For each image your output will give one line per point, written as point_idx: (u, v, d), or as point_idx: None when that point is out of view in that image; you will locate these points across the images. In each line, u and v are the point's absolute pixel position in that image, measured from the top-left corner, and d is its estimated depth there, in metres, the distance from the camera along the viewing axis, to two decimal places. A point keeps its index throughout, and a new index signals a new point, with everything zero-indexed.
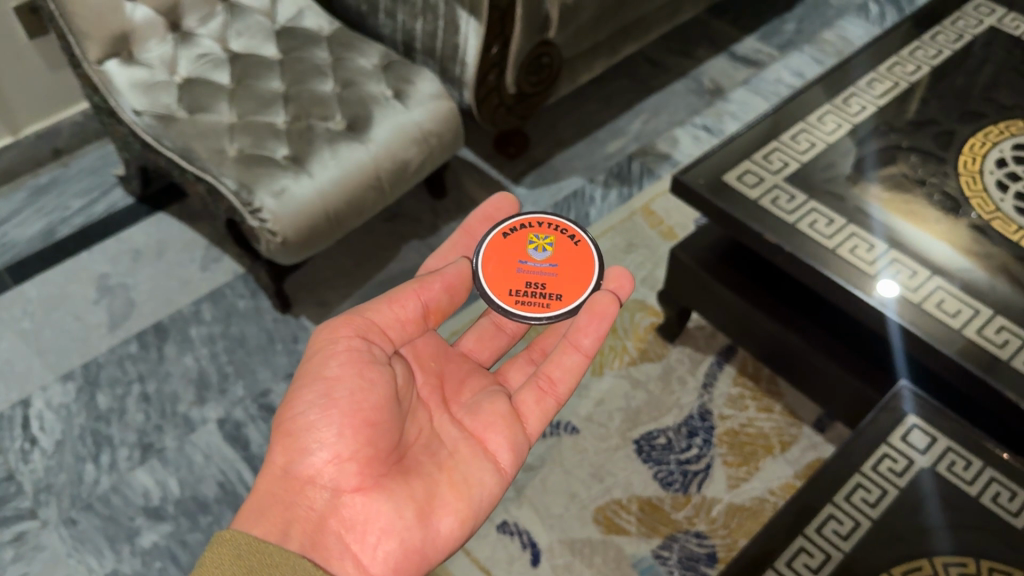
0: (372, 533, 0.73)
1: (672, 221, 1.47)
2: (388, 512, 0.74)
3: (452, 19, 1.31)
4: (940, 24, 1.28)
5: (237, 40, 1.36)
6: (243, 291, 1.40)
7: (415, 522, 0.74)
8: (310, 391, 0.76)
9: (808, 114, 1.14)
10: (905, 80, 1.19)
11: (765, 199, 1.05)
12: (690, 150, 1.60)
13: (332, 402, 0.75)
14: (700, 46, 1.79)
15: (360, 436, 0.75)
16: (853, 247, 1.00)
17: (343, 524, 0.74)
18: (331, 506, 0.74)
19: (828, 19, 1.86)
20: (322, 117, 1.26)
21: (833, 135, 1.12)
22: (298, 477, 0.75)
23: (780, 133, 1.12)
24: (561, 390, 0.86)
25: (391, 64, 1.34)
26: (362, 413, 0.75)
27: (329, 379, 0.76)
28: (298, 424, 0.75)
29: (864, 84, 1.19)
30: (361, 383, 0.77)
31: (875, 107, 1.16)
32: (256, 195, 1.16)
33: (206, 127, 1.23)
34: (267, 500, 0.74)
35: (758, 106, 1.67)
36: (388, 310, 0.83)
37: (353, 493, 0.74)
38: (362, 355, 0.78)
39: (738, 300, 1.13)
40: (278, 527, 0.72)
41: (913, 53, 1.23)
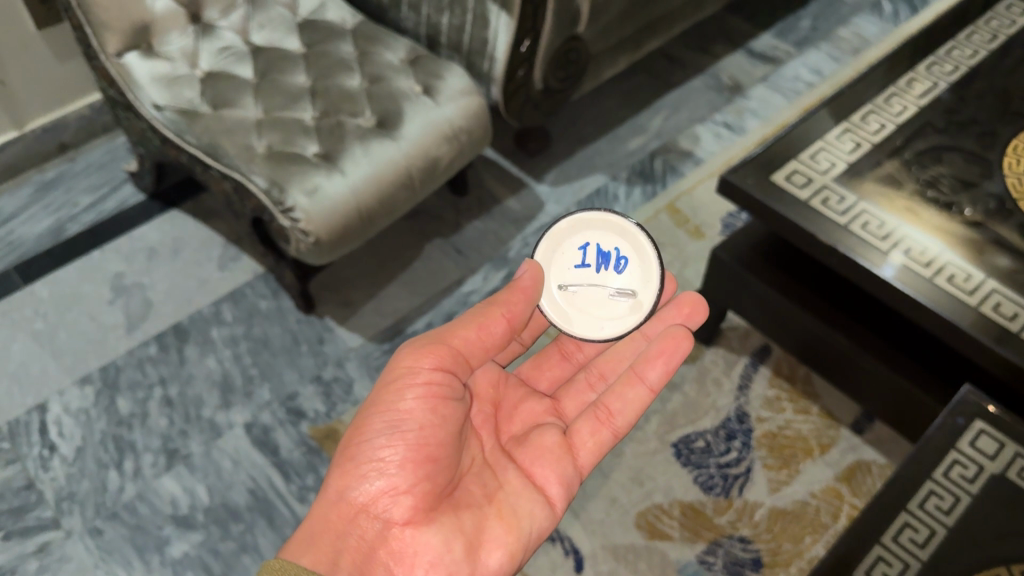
0: (420, 566, 0.72)
1: (698, 219, 1.46)
2: (437, 546, 0.72)
3: (481, 13, 1.28)
4: (974, 23, 1.27)
5: (259, 32, 1.32)
6: (264, 291, 1.36)
7: (462, 557, 0.73)
8: (379, 419, 0.74)
9: (850, 114, 1.13)
10: (944, 80, 1.18)
11: (816, 200, 1.03)
12: (713, 148, 1.58)
13: (398, 434, 0.74)
14: (717, 42, 1.77)
15: (420, 469, 0.74)
16: (906, 249, 0.99)
17: (393, 556, 0.72)
18: (381, 537, 0.73)
19: (842, 16, 1.84)
20: (351, 113, 1.23)
21: (877, 135, 1.11)
22: (350, 505, 0.73)
23: (824, 133, 1.11)
24: (619, 422, 0.84)
25: (418, 58, 1.31)
26: (425, 448, 0.74)
27: (401, 411, 0.74)
28: (362, 450, 0.74)
29: (904, 83, 1.17)
30: (433, 418, 0.75)
31: (916, 107, 1.14)
32: (288, 193, 1.13)
33: (233, 124, 1.20)
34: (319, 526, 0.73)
35: (778, 104, 1.66)
36: (475, 335, 0.79)
37: (403, 526, 0.73)
38: (441, 388, 0.76)
39: (783, 300, 1.11)
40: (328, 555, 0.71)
41: (949, 53, 1.22)
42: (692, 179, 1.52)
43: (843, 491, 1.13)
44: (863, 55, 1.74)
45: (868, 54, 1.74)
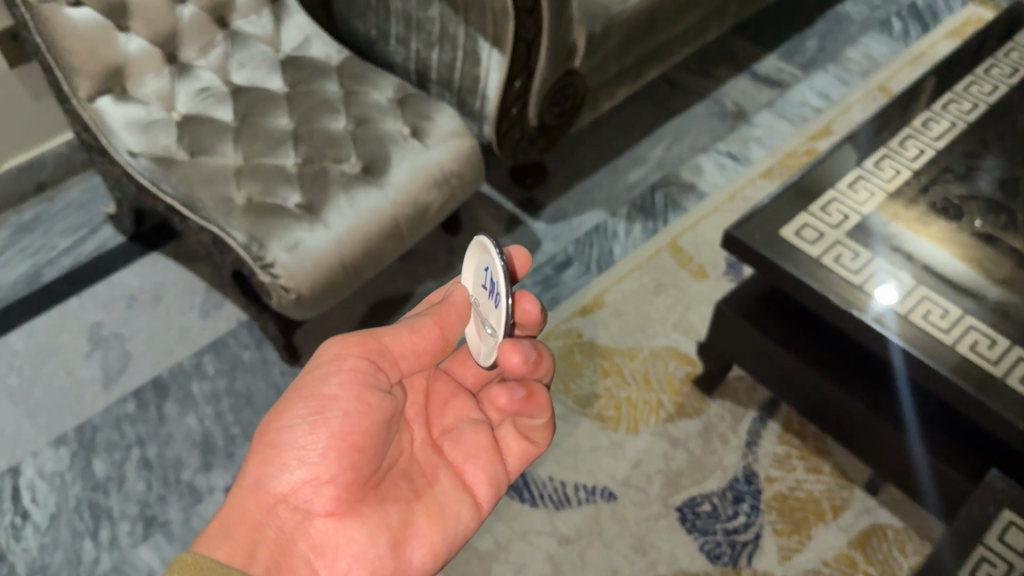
0: (342, 561, 0.67)
1: (702, 258, 1.39)
2: (361, 541, 0.68)
3: (473, 50, 1.22)
4: (994, 55, 1.20)
5: (239, 72, 1.26)
6: (247, 340, 1.30)
7: (387, 553, 0.69)
8: (301, 404, 0.69)
9: (863, 159, 1.06)
10: (963, 119, 1.11)
11: (828, 256, 0.96)
12: (716, 180, 1.51)
13: (321, 422, 0.68)
14: (720, 65, 1.71)
15: (345, 458, 0.68)
16: (926, 312, 0.92)
17: (313, 550, 0.67)
18: (300, 529, 0.68)
19: (851, 35, 1.77)
20: (335, 159, 1.17)
21: (893, 183, 1.04)
22: (269, 495, 0.68)
23: (836, 181, 1.04)
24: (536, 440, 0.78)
25: (407, 97, 1.24)
26: (351, 438, 0.68)
27: (325, 398, 0.69)
28: (282, 437, 0.68)
29: (920, 123, 1.10)
30: (359, 406, 0.69)
31: (934, 151, 1.08)
32: (268, 248, 1.07)
33: (211, 172, 1.14)
34: (234, 519, 0.67)
35: (784, 131, 1.59)
36: (406, 338, 0.75)
37: (325, 518, 0.68)
38: (367, 377, 0.71)
39: (795, 362, 1.04)
40: (243, 551, 0.65)
41: (968, 88, 1.15)
42: (695, 214, 1.46)
43: (857, 559, 1.07)
44: (873, 78, 1.67)
45: (878, 77, 1.67)
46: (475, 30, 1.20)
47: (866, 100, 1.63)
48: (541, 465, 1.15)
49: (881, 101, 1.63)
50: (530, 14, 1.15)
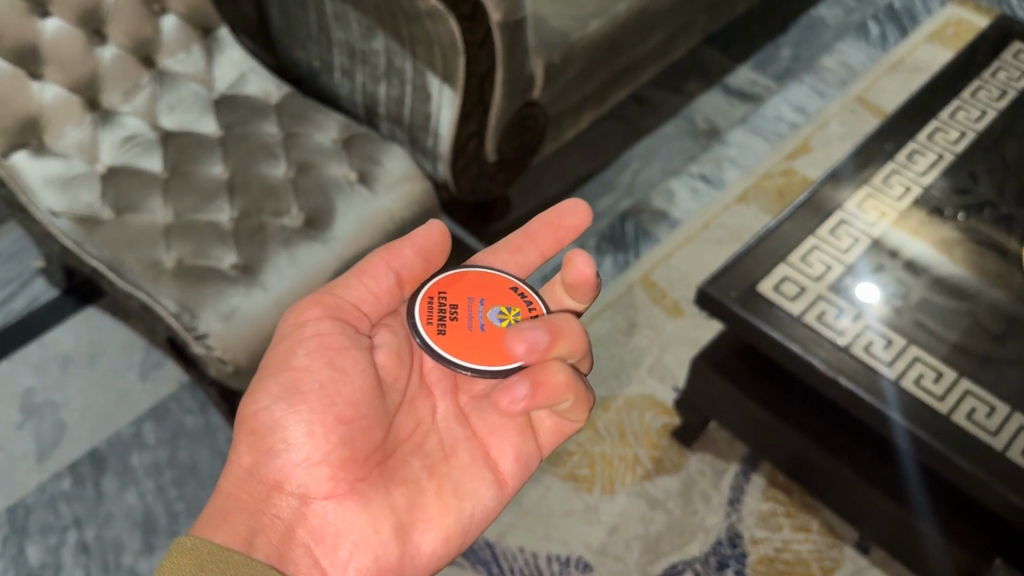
0: (343, 548, 0.67)
1: (676, 293, 1.31)
2: (361, 525, 0.67)
3: (421, 85, 1.13)
4: (980, 76, 1.12)
5: (169, 115, 1.16)
6: (191, 404, 1.21)
7: (393, 538, 0.68)
8: (276, 384, 0.70)
9: (846, 199, 0.98)
10: (950, 151, 1.04)
11: (810, 314, 0.89)
12: (689, 207, 1.43)
13: (301, 396, 0.68)
14: (689, 79, 1.62)
15: (332, 433, 0.68)
16: (918, 376, 0.84)
17: (313, 536, 0.67)
18: (299, 515, 0.68)
19: (826, 43, 1.69)
20: (275, 212, 1.08)
21: (876, 227, 0.97)
22: (263, 482, 0.69)
23: (817, 226, 0.96)
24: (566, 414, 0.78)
25: (353, 138, 1.15)
26: (334, 410, 0.68)
27: (299, 371, 0.69)
28: (265, 420, 0.69)
29: (904, 156, 1.03)
30: (342, 375, 0.70)
31: (920, 188, 1.01)
32: (201, 318, 0.98)
33: (139, 232, 1.04)
34: (231, 504, 0.68)
35: (759, 150, 1.51)
36: (358, 284, 0.78)
37: (324, 501, 0.67)
38: (340, 341, 0.71)
39: (771, 419, 0.98)
40: (240, 535, 0.66)
41: (954, 115, 1.07)
42: (668, 244, 1.37)
43: None
44: (850, 89, 1.59)
45: (855, 88, 1.59)
46: (424, 64, 1.10)
47: (844, 114, 1.55)
48: (511, 534, 1.06)
49: (859, 114, 1.55)
50: (481, 47, 1.06)
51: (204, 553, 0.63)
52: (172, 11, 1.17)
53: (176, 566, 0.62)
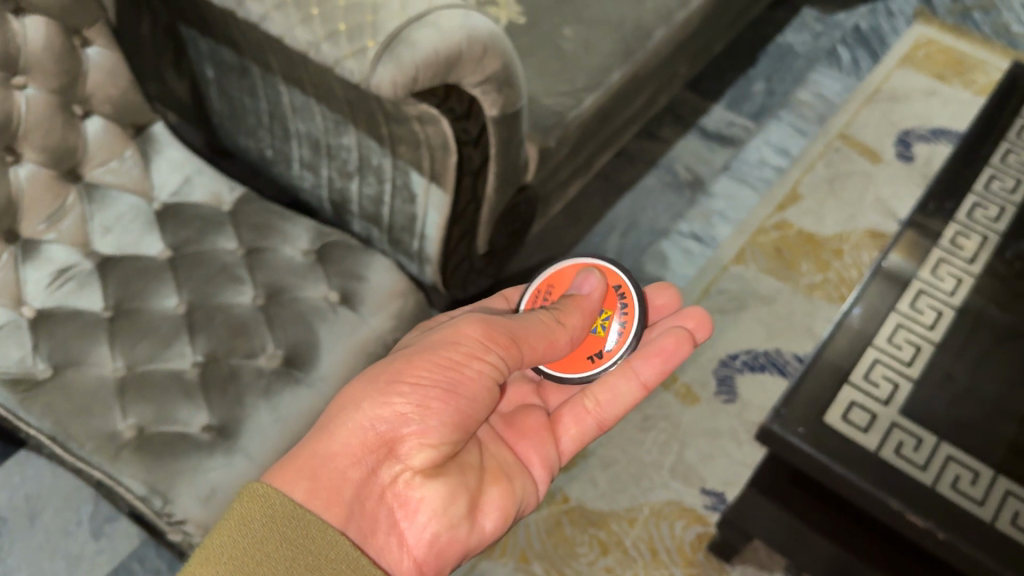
0: (423, 514, 0.70)
1: (688, 376, 1.21)
2: (444, 505, 0.70)
3: (404, 185, 0.99)
4: (1006, 137, 1.06)
5: (105, 236, 0.99)
6: (158, 562, 1.05)
7: (462, 519, 0.72)
8: (438, 371, 0.69)
9: (900, 299, 0.89)
10: (993, 231, 0.97)
11: (887, 447, 0.79)
12: (685, 271, 1.33)
13: (453, 394, 0.69)
14: (663, 123, 1.51)
15: (455, 433, 0.70)
16: (1016, 516, 0.76)
17: (396, 498, 0.69)
18: (391, 478, 0.69)
19: (799, 73, 1.59)
20: (248, 352, 0.91)
21: (936, 330, 0.88)
22: (374, 440, 0.69)
23: (874, 334, 0.86)
24: (605, 413, 0.86)
25: (327, 249, 1.00)
26: (468, 416, 0.71)
27: (464, 375, 0.69)
28: (406, 392, 0.68)
29: (949, 241, 0.95)
30: (484, 394, 0.71)
31: (970, 279, 0.93)
32: (176, 502, 0.81)
33: (86, 394, 0.87)
34: (336, 452, 0.68)
35: (747, 200, 1.41)
36: (545, 335, 0.74)
37: (419, 475, 0.70)
38: (501, 365, 0.72)
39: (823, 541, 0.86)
40: (332, 488, 0.66)
41: (990, 185, 1.00)
42: None
43: None
44: (830, 125, 1.51)
45: (836, 123, 1.51)
46: (407, 162, 0.95)
47: (829, 153, 1.47)
48: None
49: (844, 153, 1.47)
50: (475, 145, 0.93)
51: (277, 505, 0.61)
52: (96, 111, 0.98)
53: (250, 511, 0.61)
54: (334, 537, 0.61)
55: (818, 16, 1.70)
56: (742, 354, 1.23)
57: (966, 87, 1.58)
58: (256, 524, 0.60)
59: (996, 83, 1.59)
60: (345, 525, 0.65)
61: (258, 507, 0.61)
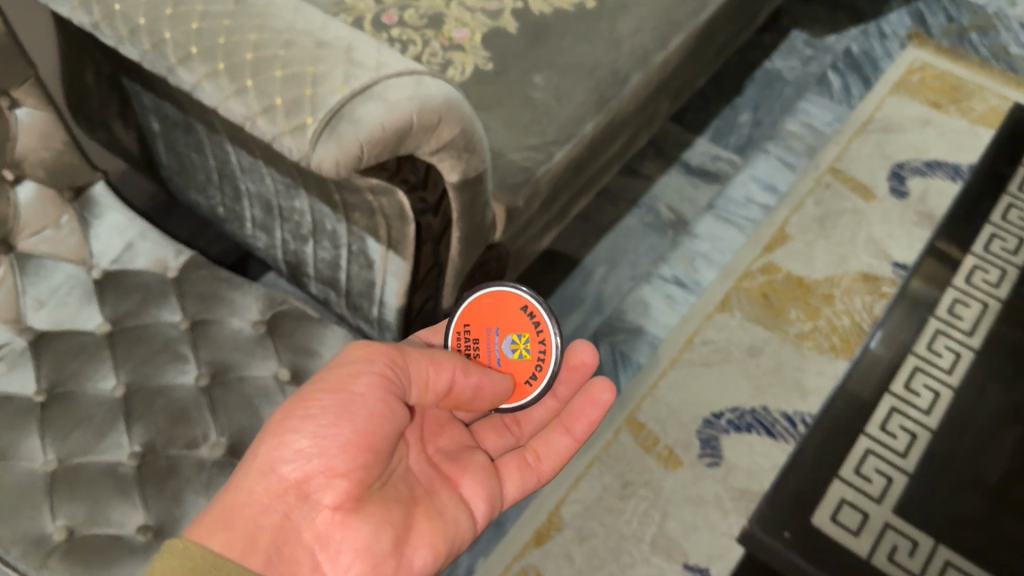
0: (345, 554, 0.61)
1: (670, 437, 1.14)
2: (367, 539, 0.61)
3: (359, 251, 0.92)
4: (980, 243, 1.26)
5: (39, 310, 0.91)
6: None
7: (390, 556, 0.63)
8: (325, 397, 0.62)
9: (868, 420, 1.08)
10: (969, 345, 1.15)
11: (882, 553, 1.00)
12: (668, 319, 1.26)
13: (346, 416, 0.61)
14: (645, 158, 1.44)
15: (362, 454, 0.62)
16: None
17: (317, 540, 0.61)
18: (306, 519, 0.61)
19: (788, 102, 1.52)
20: (189, 441, 0.85)
21: (909, 456, 1.06)
22: (278, 482, 0.60)
23: (841, 465, 1.05)
24: (542, 467, 0.80)
25: (277, 319, 0.94)
26: (370, 437, 0.62)
27: (352, 394, 0.63)
28: (296, 424, 0.61)
29: (908, 374, 1.13)
30: (382, 411, 0.63)
31: (948, 391, 1.11)
32: None
33: (12, 492, 0.80)
34: (239, 502, 0.60)
35: (733, 241, 1.35)
36: (425, 360, 0.68)
37: (334, 511, 0.61)
38: (390, 380, 0.65)
39: None
40: (245, 536, 0.58)
41: (954, 309, 1.19)
42: (652, 372, 1.20)
43: None
44: (820, 159, 1.44)
45: (826, 157, 1.44)
46: (361, 229, 0.88)
47: (819, 189, 1.40)
48: None
49: (835, 189, 1.40)
50: (434, 213, 0.86)
51: (199, 559, 0.55)
52: (29, 177, 0.91)
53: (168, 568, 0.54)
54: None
55: (807, 39, 1.63)
56: (727, 412, 1.16)
57: (962, 115, 1.51)
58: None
59: (994, 109, 1.52)
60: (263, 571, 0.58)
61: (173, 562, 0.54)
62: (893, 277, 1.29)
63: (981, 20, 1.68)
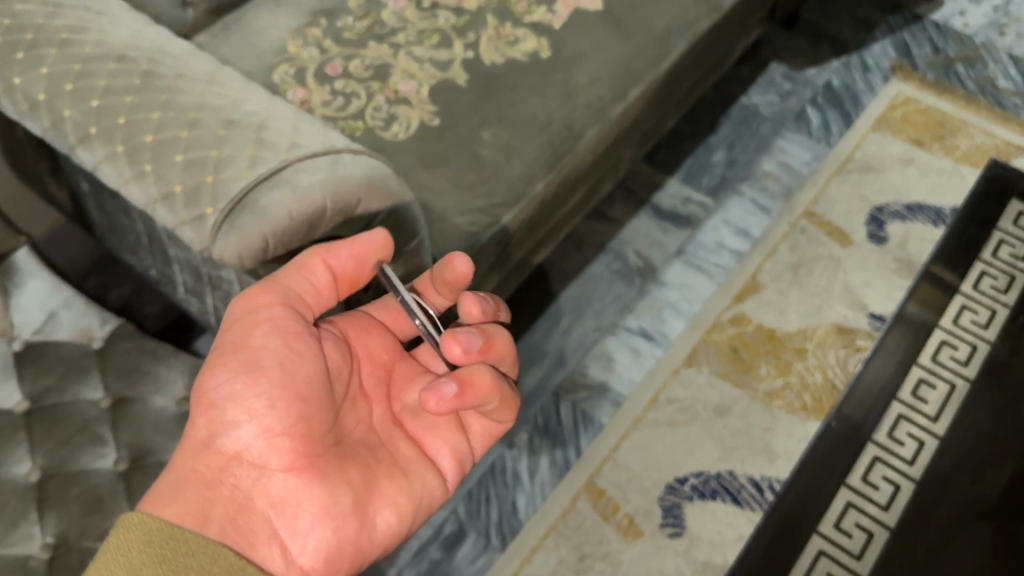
0: (303, 517, 0.62)
1: (631, 505, 1.09)
2: (322, 499, 0.63)
3: None
4: (944, 323, 1.23)
5: None
6: None
7: (350, 512, 0.64)
8: (234, 360, 0.63)
9: (819, 517, 1.07)
10: (933, 433, 1.13)
11: None
12: (633, 375, 1.21)
13: (261, 372, 0.63)
14: (614, 201, 1.39)
15: (296, 407, 0.63)
16: None
17: (272, 506, 0.62)
18: (258, 484, 0.63)
19: (764, 140, 1.47)
20: (104, 535, 0.79)
21: (864, 555, 1.04)
22: (221, 454, 0.62)
23: (792, 564, 1.04)
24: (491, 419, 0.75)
25: None
26: (296, 387, 0.63)
27: (256, 349, 0.63)
28: (219, 392, 0.63)
29: (866, 464, 1.11)
30: (293, 355, 0.64)
31: (908, 484, 1.09)
32: None
33: None
34: (182, 479, 0.61)
35: (703, 290, 1.29)
36: (301, 276, 0.66)
37: (283, 473, 0.63)
38: (292, 322, 0.65)
39: None
40: (197, 508, 0.59)
41: (918, 390, 1.17)
42: (614, 432, 1.15)
43: None
44: (796, 201, 1.39)
45: (802, 199, 1.39)
46: None
47: (794, 235, 1.35)
48: None
49: (810, 234, 1.35)
50: (364, 289, 0.82)
51: (154, 530, 0.55)
52: None
53: (123, 542, 0.54)
54: (217, 550, 0.56)
55: (786, 72, 1.57)
56: (691, 477, 1.11)
57: (946, 154, 1.45)
58: (137, 552, 0.54)
59: (979, 147, 1.46)
60: (220, 540, 0.59)
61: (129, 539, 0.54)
62: (868, 330, 1.24)
63: (969, 51, 1.62)
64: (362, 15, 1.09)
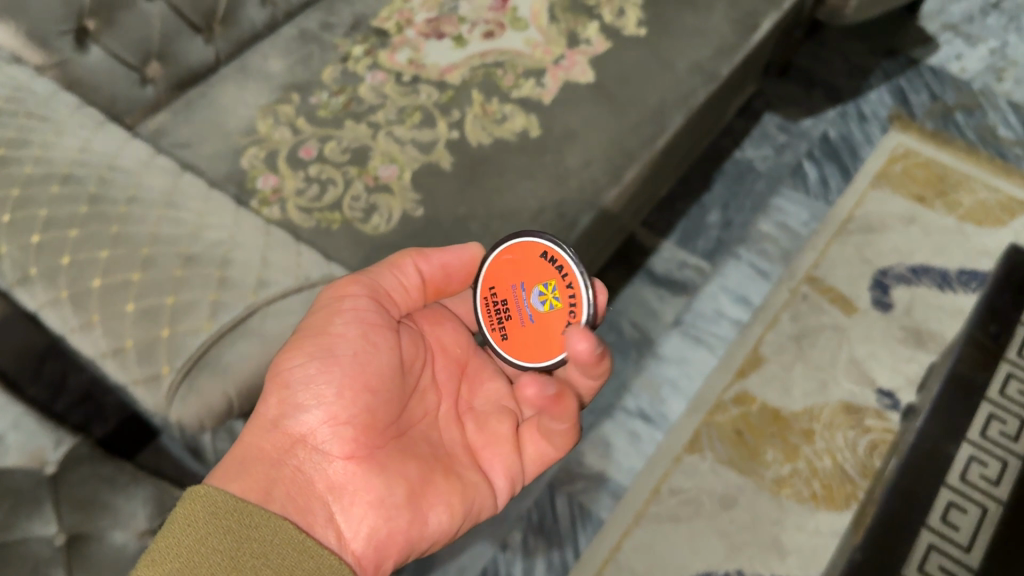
0: (358, 505, 0.60)
1: None
2: (378, 489, 0.61)
3: None
4: None
5: None
6: None
7: (404, 505, 0.61)
8: (310, 344, 0.63)
9: None
10: None
11: None
12: (632, 462, 1.14)
13: (333, 359, 0.62)
14: (607, 268, 1.32)
15: (363, 397, 0.62)
16: None
17: (330, 491, 0.61)
18: (319, 470, 0.61)
19: (760, 199, 1.41)
20: None
21: None
22: (286, 436, 0.61)
23: None
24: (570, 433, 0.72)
25: None
26: (364, 376, 0.62)
27: (333, 336, 0.63)
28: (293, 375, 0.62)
29: None
30: (367, 346, 0.64)
31: None
32: None
33: None
34: (248, 455, 0.61)
35: (703, 365, 1.22)
36: (391, 275, 0.70)
37: (343, 460, 0.61)
38: (372, 315, 0.66)
39: None
40: (260, 485, 0.59)
41: None
42: (614, 529, 1.08)
43: None
44: (796, 265, 1.32)
45: (802, 264, 1.33)
46: None
47: (795, 302, 1.29)
48: None
49: (812, 301, 1.29)
50: None
51: (220, 503, 0.56)
52: None
53: (191, 513, 0.56)
54: (279, 523, 0.57)
55: (781, 123, 1.52)
56: None
57: (949, 211, 1.39)
58: (203, 523, 0.55)
59: (983, 203, 1.40)
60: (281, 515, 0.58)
61: (198, 510, 0.56)
62: (877, 409, 1.18)
63: (967, 98, 1.57)
64: (337, 91, 1.02)
